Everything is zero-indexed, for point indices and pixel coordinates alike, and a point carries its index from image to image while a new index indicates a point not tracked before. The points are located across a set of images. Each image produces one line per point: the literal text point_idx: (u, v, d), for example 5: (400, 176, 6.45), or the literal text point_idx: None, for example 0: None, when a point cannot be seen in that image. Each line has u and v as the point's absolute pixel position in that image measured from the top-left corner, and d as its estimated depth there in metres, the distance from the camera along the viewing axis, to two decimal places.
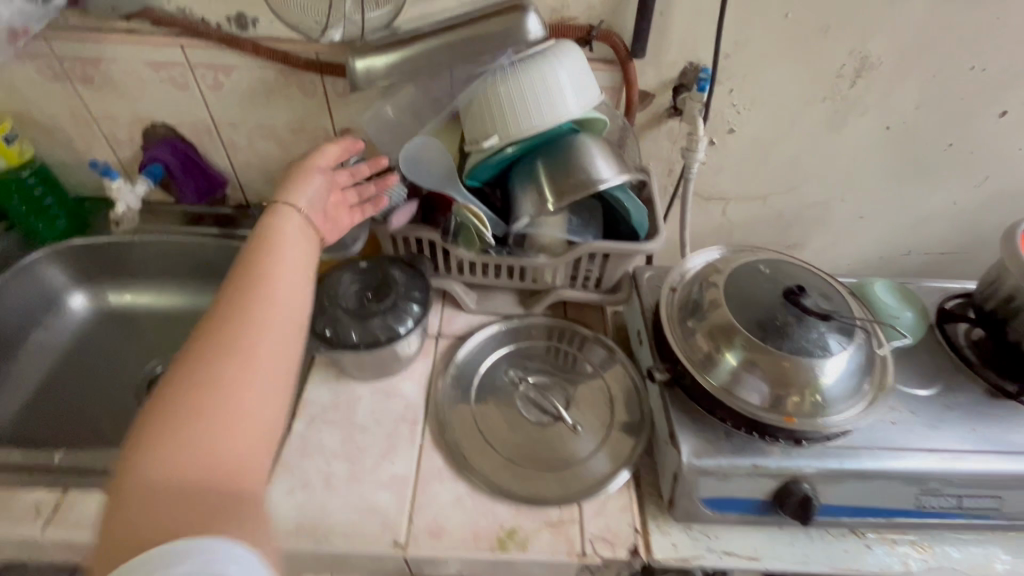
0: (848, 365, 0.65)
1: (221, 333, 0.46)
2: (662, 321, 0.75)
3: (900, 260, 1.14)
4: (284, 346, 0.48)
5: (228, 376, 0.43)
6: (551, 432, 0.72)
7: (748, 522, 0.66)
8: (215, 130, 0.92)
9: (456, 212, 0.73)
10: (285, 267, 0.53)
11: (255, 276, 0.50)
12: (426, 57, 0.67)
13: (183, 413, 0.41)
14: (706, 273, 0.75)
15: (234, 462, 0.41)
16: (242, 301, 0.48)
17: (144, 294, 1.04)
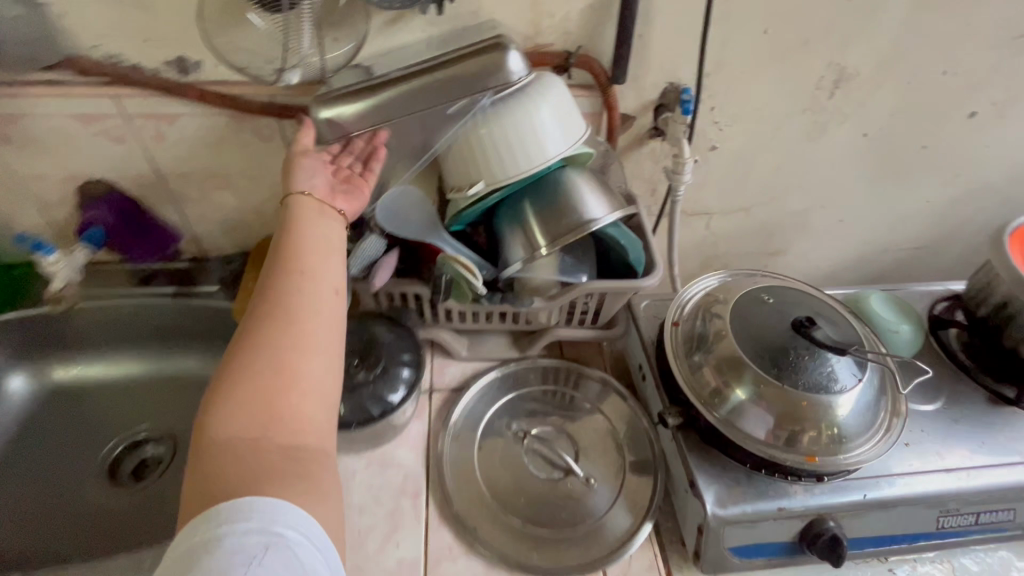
0: (864, 395, 0.63)
1: (271, 325, 0.50)
2: (666, 358, 0.72)
3: (878, 259, 1.15)
4: (327, 340, 0.52)
5: (278, 370, 0.48)
6: (565, 490, 0.68)
7: (776, 566, 0.63)
8: (160, 183, 0.83)
9: (441, 263, 0.67)
10: (322, 260, 0.57)
11: (295, 265, 0.55)
12: (400, 103, 0.62)
13: (248, 385, 0.47)
14: (708, 304, 0.73)
15: (293, 428, 0.47)
16: (285, 298, 0.52)
17: (93, 366, 0.94)
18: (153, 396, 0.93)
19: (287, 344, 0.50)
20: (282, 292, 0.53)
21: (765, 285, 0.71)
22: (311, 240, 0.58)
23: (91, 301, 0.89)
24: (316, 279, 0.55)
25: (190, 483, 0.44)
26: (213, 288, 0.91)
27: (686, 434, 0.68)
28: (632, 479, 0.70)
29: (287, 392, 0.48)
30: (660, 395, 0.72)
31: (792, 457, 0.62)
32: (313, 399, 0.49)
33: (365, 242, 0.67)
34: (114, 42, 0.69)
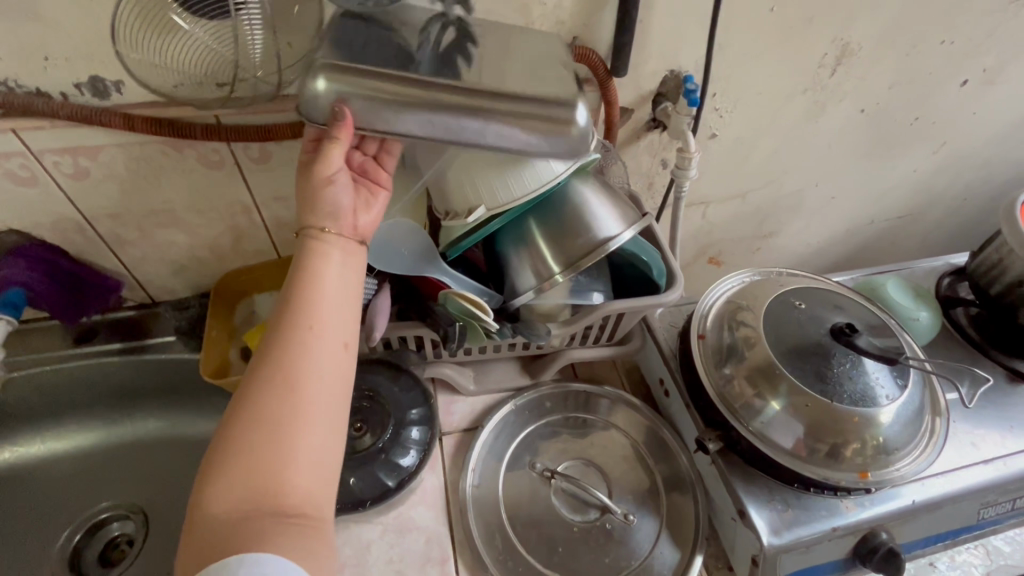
0: (908, 403, 0.60)
1: (269, 387, 0.40)
2: (695, 373, 0.67)
3: (866, 232, 1.14)
4: (335, 399, 0.42)
5: (277, 448, 0.39)
6: (603, 531, 0.62)
7: None
8: (88, 227, 0.70)
9: (441, 298, 0.59)
10: (331, 294, 0.45)
11: (299, 292, 0.44)
12: (403, 119, 0.47)
13: (242, 443, 0.38)
14: (737, 312, 0.68)
15: (296, 492, 0.39)
16: (284, 352, 0.42)
17: (31, 442, 0.80)
18: (112, 468, 0.81)
19: (285, 416, 0.40)
20: (281, 343, 0.42)
21: (798, 290, 0.67)
22: (318, 265, 0.46)
23: (19, 372, 0.75)
24: (323, 325, 0.43)
25: (185, 550, 0.37)
26: (170, 338, 0.79)
27: (724, 456, 0.63)
28: (672, 508, 0.65)
29: (285, 477, 0.38)
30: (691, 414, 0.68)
31: (837, 474, 0.59)
32: (318, 463, 0.40)
33: None
34: (6, 65, 0.55)
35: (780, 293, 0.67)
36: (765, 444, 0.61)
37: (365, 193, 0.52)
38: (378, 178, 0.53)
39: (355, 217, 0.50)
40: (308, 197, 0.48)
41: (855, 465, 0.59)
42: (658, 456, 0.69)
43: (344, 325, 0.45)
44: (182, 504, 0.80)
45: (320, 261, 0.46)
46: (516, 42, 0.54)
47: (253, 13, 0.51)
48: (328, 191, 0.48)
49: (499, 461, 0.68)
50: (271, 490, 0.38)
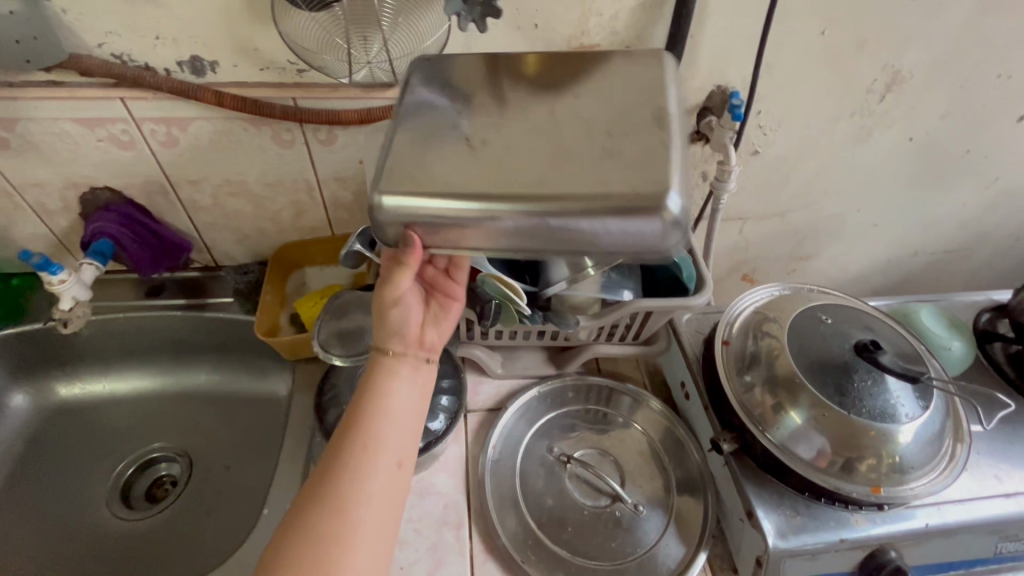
0: (927, 426, 0.61)
1: (328, 498, 0.46)
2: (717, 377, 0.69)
3: (908, 262, 1.12)
4: (386, 514, 0.47)
5: (329, 556, 0.44)
6: (612, 517, 0.65)
7: None
8: (171, 191, 0.77)
9: (480, 281, 0.62)
10: (391, 419, 0.51)
11: (369, 411, 0.50)
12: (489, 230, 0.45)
13: (303, 548, 0.44)
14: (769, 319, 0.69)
15: None
16: (343, 477, 0.47)
17: (99, 382, 0.89)
18: (165, 413, 0.89)
19: (339, 529, 0.45)
20: (341, 463, 0.48)
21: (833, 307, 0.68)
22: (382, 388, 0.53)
23: (97, 316, 0.83)
24: (380, 448, 0.49)
25: None
26: (228, 300, 0.87)
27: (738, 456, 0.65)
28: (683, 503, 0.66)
29: None
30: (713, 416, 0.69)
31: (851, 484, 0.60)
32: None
33: None
34: (124, 41, 0.63)
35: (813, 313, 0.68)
36: (780, 451, 0.62)
37: (435, 307, 0.58)
38: (450, 291, 0.58)
39: (423, 332, 0.56)
40: (384, 320, 0.55)
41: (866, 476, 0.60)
42: (673, 454, 0.72)
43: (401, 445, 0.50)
44: (222, 452, 0.86)
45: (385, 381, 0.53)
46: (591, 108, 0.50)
47: (390, 8, 0.60)
48: (400, 315, 0.55)
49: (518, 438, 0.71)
50: None
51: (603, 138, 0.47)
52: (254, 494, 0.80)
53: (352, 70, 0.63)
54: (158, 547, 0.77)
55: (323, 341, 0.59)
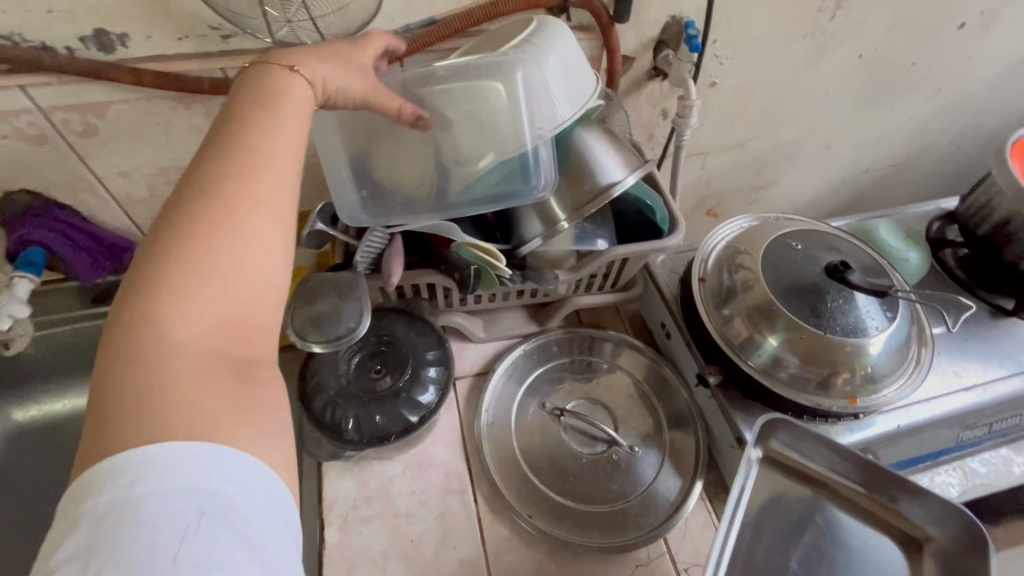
0: (894, 338, 0.64)
1: (183, 230, 0.35)
2: (820, 478, 0.61)
3: (861, 180, 1.15)
4: (276, 222, 0.38)
5: (194, 241, 0.35)
6: (611, 462, 0.66)
7: None
8: (101, 186, 0.70)
9: (454, 249, 0.61)
10: (247, 218, 0.36)
11: (216, 213, 0.36)
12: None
13: (181, 258, 0.34)
14: (877, 478, 0.60)
15: (268, 287, 0.37)
16: (200, 254, 0.34)
17: (57, 399, 0.83)
18: None
19: (217, 227, 0.35)
20: (191, 249, 0.34)
21: (939, 519, 0.58)
22: (285, 104, 0.42)
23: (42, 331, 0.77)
24: (248, 210, 0.37)
25: (169, 231, 0.35)
26: None
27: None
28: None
29: (214, 249, 0.35)
30: (806, 510, 0.60)
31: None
32: (252, 242, 0.36)
33: (367, 238, 0.60)
34: (10, 18, 0.55)
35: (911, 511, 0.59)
36: (763, 377, 0.65)
37: None
38: None
39: None
40: None
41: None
42: (655, 394, 0.73)
43: (245, 466, 0.31)
44: None
45: (290, 104, 0.42)
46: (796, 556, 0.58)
47: None
48: None
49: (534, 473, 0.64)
50: (216, 309, 0.34)
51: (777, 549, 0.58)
52: None
53: (272, 30, 0.58)
54: None
55: (298, 330, 0.57)
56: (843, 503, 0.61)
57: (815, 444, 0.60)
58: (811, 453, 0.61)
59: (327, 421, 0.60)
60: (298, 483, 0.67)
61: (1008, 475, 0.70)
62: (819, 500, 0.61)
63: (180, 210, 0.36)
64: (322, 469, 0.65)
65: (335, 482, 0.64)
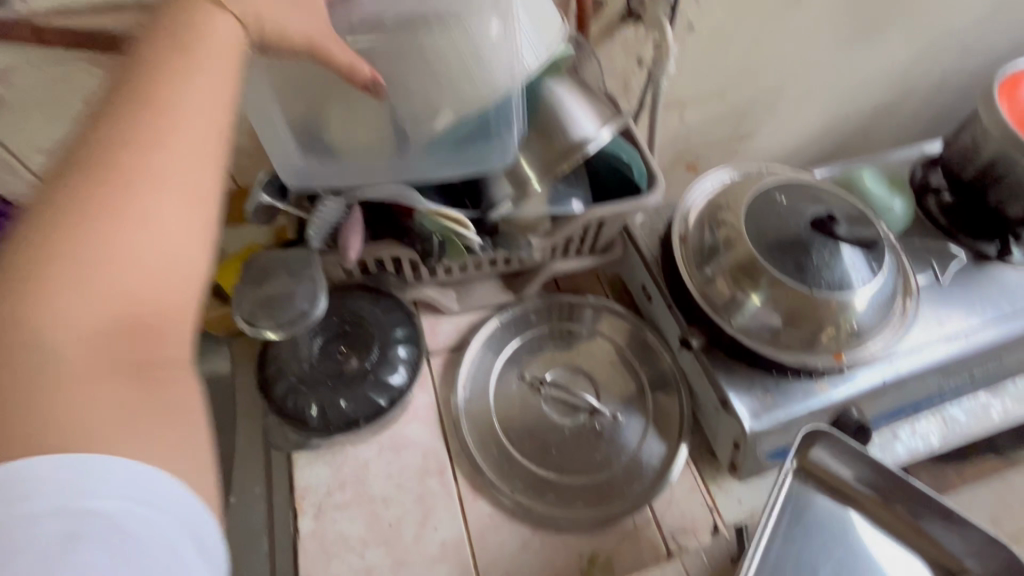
0: (880, 291, 0.62)
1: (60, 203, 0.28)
2: (851, 490, 0.60)
3: (842, 127, 1.11)
4: (186, 197, 0.31)
5: (72, 217, 0.28)
6: (593, 432, 0.64)
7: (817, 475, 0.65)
8: (19, 165, 0.63)
9: (419, 218, 0.57)
10: (143, 193, 0.29)
11: (105, 187, 0.29)
12: None
13: (54, 241, 0.27)
14: (909, 500, 0.58)
15: (174, 278, 0.31)
16: (78, 236, 0.28)
17: None
18: None
19: (102, 200, 0.28)
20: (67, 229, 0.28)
21: (976, 551, 0.55)
22: (200, 52, 0.34)
23: None
24: (147, 182, 0.30)
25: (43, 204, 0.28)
26: None
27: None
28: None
29: (101, 230, 0.28)
30: (834, 528, 0.59)
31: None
32: (154, 222, 0.30)
33: (318, 209, 0.54)
34: None
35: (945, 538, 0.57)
36: (747, 337, 0.63)
37: None
38: None
39: None
40: None
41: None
42: (637, 359, 0.71)
43: (137, 518, 0.27)
44: None
45: (210, 51, 0.35)
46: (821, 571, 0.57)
47: None
48: None
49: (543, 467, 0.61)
50: (106, 305, 0.28)
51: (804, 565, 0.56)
52: None
53: None
54: None
55: (247, 314, 0.53)
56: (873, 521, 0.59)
57: (850, 457, 0.58)
58: (844, 463, 0.59)
59: (290, 408, 0.57)
60: (268, 473, 0.64)
61: (986, 420, 0.72)
62: (845, 514, 0.59)
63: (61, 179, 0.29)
64: (292, 457, 0.62)
65: (306, 470, 0.61)
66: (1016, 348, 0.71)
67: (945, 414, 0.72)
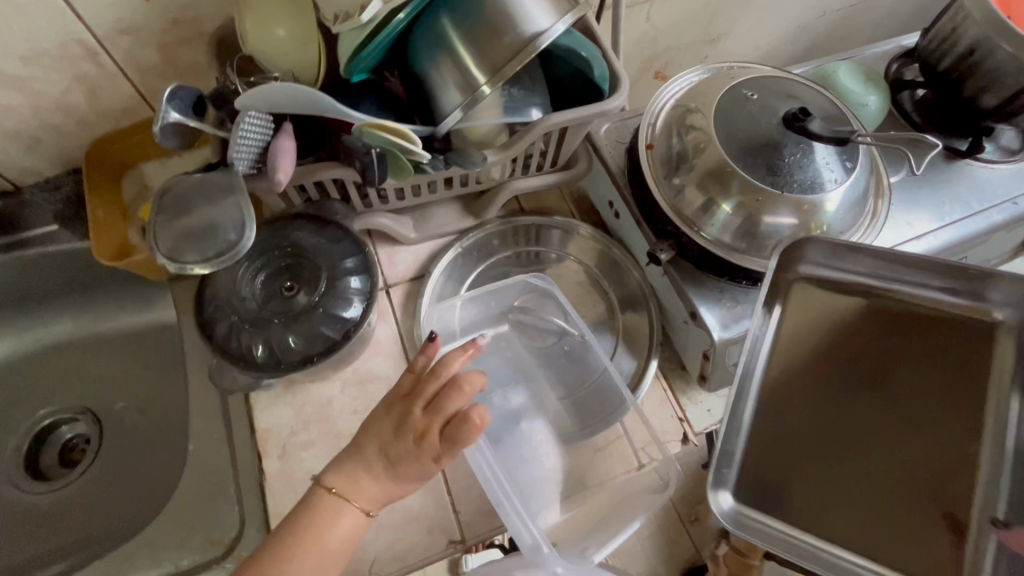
0: (853, 191, 0.60)
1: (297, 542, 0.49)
2: (884, 299, 0.59)
3: (817, 25, 1.04)
4: (339, 541, 0.50)
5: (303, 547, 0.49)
6: (563, 351, 0.64)
7: (884, 266, 0.57)
8: None
9: (357, 133, 0.50)
10: (319, 545, 0.49)
11: (306, 533, 0.49)
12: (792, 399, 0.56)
13: (280, 554, 0.48)
14: (919, 265, 0.56)
15: (323, 564, 0.49)
16: (299, 541, 0.49)
17: None
18: (50, 372, 0.76)
19: (296, 543, 0.49)
20: (279, 549, 0.49)
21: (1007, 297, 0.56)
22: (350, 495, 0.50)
23: None
24: (321, 535, 0.49)
25: (298, 544, 0.49)
26: (53, 228, 0.69)
27: (834, 381, 0.57)
28: (771, 392, 0.57)
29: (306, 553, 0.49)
30: (854, 327, 0.59)
31: (861, 491, 0.53)
32: (317, 559, 0.49)
33: (242, 125, 0.47)
34: None
35: (990, 301, 0.57)
36: (716, 246, 0.60)
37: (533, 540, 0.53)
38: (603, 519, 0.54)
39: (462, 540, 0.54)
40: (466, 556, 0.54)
41: (923, 496, 0.53)
42: (601, 274, 0.70)
43: None
44: (129, 397, 0.75)
45: (344, 513, 0.50)
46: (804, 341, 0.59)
47: None
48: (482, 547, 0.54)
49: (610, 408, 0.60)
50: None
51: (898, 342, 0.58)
52: (174, 435, 0.71)
53: None
54: (95, 505, 0.70)
55: (169, 251, 0.50)
56: (896, 317, 0.59)
57: (859, 257, 0.57)
58: (847, 261, 0.58)
59: (234, 348, 0.55)
60: (227, 418, 0.62)
61: None
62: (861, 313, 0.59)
63: (288, 534, 0.50)
64: (250, 401, 0.60)
65: (266, 413, 0.59)
66: (980, 244, 0.71)
67: None
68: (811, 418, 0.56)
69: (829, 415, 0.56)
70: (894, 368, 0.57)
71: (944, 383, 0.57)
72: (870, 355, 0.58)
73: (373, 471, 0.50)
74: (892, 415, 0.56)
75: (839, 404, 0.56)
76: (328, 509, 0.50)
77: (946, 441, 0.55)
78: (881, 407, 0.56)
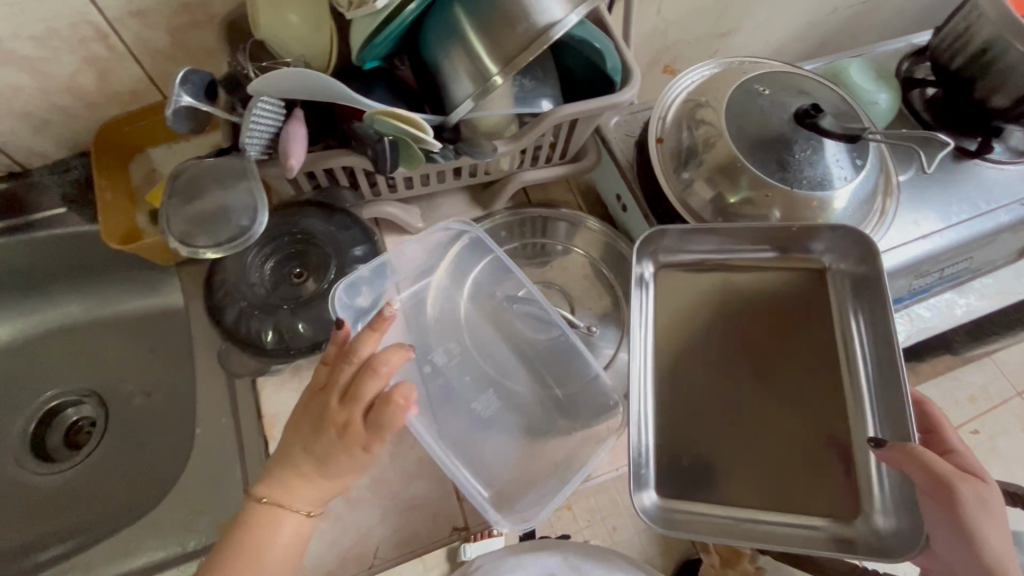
0: (862, 189, 0.60)
1: (242, 550, 0.48)
2: (734, 268, 0.61)
3: (828, 22, 1.04)
4: (283, 545, 0.49)
5: (249, 554, 0.48)
6: (562, 346, 0.62)
7: (728, 241, 0.59)
8: None
9: (368, 121, 0.50)
10: (267, 551, 0.49)
11: (247, 542, 0.49)
12: (671, 380, 0.58)
13: (229, 562, 0.48)
14: (764, 233, 0.58)
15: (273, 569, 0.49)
16: (243, 550, 0.48)
17: None
18: (56, 355, 0.77)
19: (241, 552, 0.48)
20: (226, 558, 0.48)
21: (833, 244, 0.58)
22: (287, 498, 0.49)
23: None
24: (264, 542, 0.49)
25: (243, 552, 0.48)
26: (62, 211, 0.69)
27: (703, 354, 0.58)
28: (660, 375, 0.58)
29: (256, 560, 0.48)
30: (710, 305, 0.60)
31: (769, 463, 0.54)
32: (266, 566, 0.49)
33: (254, 111, 0.46)
34: None
35: (814, 250, 0.60)
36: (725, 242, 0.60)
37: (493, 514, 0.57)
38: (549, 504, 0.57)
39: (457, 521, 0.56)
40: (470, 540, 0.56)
41: (816, 446, 0.55)
42: (606, 265, 0.70)
43: None
44: (133, 382, 0.75)
45: (285, 518, 0.49)
46: (669, 320, 0.60)
47: None
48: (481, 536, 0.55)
49: (508, 381, 0.63)
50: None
51: (747, 308, 0.60)
52: (178, 419, 0.71)
53: None
54: (100, 487, 0.70)
55: (181, 235, 0.50)
56: (745, 287, 0.60)
57: (702, 240, 0.59)
58: (693, 244, 0.59)
59: (243, 333, 0.55)
60: (233, 403, 0.63)
61: (951, 317, 0.73)
62: (715, 287, 0.61)
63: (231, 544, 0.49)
64: (257, 386, 0.60)
65: (272, 397, 0.59)
66: (984, 245, 0.71)
67: (912, 312, 0.73)
68: (693, 394, 0.57)
69: (708, 389, 0.57)
70: (761, 332, 0.59)
71: (800, 333, 0.59)
72: (731, 325, 0.59)
73: (305, 472, 0.49)
74: (757, 384, 0.57)
75: (714, 376, 0.58)
76: (263, 518, 0.49)
77: (810, 396, 0.57)
78: (756, 377, 0.57)
